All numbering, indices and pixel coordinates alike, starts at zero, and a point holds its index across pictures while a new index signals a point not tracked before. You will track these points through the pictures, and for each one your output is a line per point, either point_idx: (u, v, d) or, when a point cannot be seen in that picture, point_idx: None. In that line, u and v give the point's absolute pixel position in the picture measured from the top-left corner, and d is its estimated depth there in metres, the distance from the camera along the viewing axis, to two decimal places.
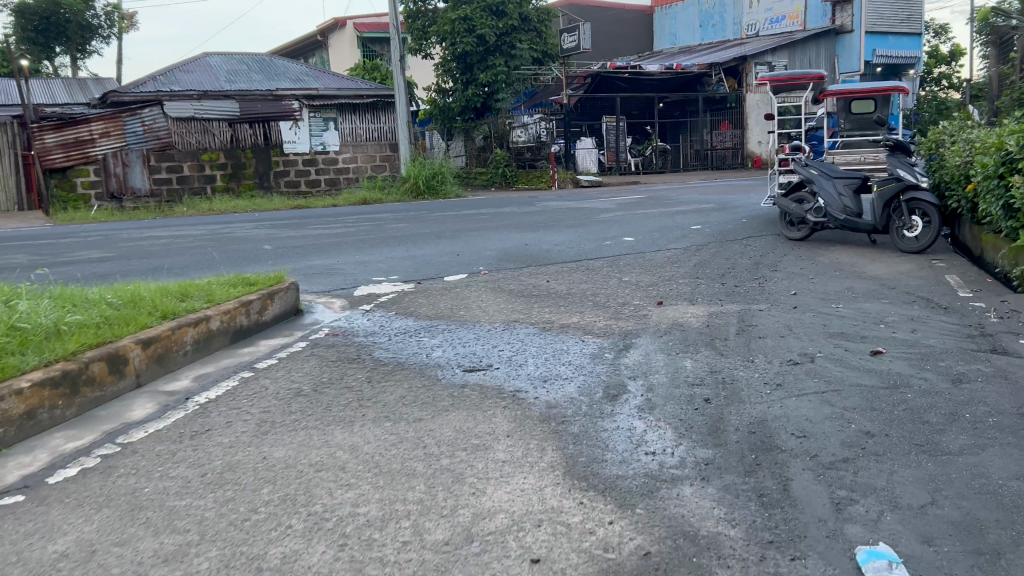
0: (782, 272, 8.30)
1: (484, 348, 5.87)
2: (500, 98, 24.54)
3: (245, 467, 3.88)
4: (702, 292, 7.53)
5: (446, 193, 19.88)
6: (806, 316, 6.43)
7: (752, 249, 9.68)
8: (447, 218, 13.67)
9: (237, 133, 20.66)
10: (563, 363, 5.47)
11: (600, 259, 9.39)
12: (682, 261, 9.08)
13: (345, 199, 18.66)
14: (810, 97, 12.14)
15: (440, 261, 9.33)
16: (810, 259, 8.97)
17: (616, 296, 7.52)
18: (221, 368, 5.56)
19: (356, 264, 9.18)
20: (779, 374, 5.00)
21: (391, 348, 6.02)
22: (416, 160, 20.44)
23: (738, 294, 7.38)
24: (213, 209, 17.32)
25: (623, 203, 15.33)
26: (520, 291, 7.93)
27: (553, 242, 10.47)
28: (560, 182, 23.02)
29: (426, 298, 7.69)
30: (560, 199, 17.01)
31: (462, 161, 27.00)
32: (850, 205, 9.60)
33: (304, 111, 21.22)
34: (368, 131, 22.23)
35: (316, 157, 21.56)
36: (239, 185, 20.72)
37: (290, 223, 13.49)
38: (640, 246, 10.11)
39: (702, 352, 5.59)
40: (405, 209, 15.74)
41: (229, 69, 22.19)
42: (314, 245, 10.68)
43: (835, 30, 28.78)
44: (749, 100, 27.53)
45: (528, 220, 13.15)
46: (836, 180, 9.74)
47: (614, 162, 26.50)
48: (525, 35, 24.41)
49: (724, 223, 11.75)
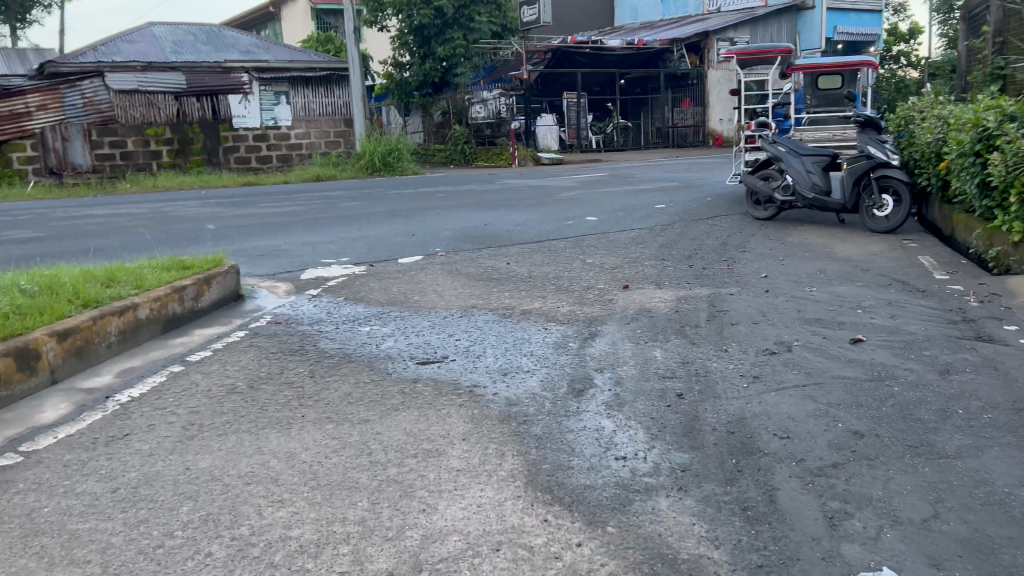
0: (750, 253, 7.99)
1: (439, 338, 5.44)
2: (459, 72, 23.95)
3: (164, 480, 3.41)
4: (669, 274, 7.18)
5: (403, 170, 19.29)
6: (779, 301, 6.11)
7: (719, 229, 9.37)
8: (403, 196, 13.17)
9: (184, 107, 19.79)
10: (524, 354, 5.06)
11: (563, 239, 9.00)
12: (648, 242, 8.72)
13: (297, 175, 17.99)
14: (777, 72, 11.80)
15: (395, 242, 8.86)
16: (779, 240, 8.67)
17: (580, 279, 7.13)
18: (149, 362, 5.04)
19: (306, 244, 8.67)
20: (756, 366, 4.65)
21: (338, 338, 5.55)
22: (372, 136, 19.83)
23: (707, 276, 7.04)
24: (158, 186, 16.59)
25: (585, 180, 14.96)
26: (479, 273, 7.50)
27: (513, 222, 10.05)
28: (521, 160, 22.54)
29: (379, 282, 7.23)
30: (521, 177, 16.58)
31: (420, 137, 26.38)
32: (819, 182, 9.32)
33: (254, 84, 20.40)
34: (322, 106, 21.45)
35: (267, 132, 20.78)
36: (186, 160, 19.88)
37: (238, 201, 12.89)
38: (604, 226, 9.73)
39: (673, 341, 5.22)
40: (360, 186, 15.17)
41: (175, 39, 21.24)
42: (262, 225, 10.13)
43: (796, 7, 28.62)
44: (711, 77, 27.58)
45: (488, 198, 12.70)
46: (805, 158, 9.45)
47: (575, 140, 26.14)
48: (483, 8, 23.76)
49: (689, 202, 11.43)
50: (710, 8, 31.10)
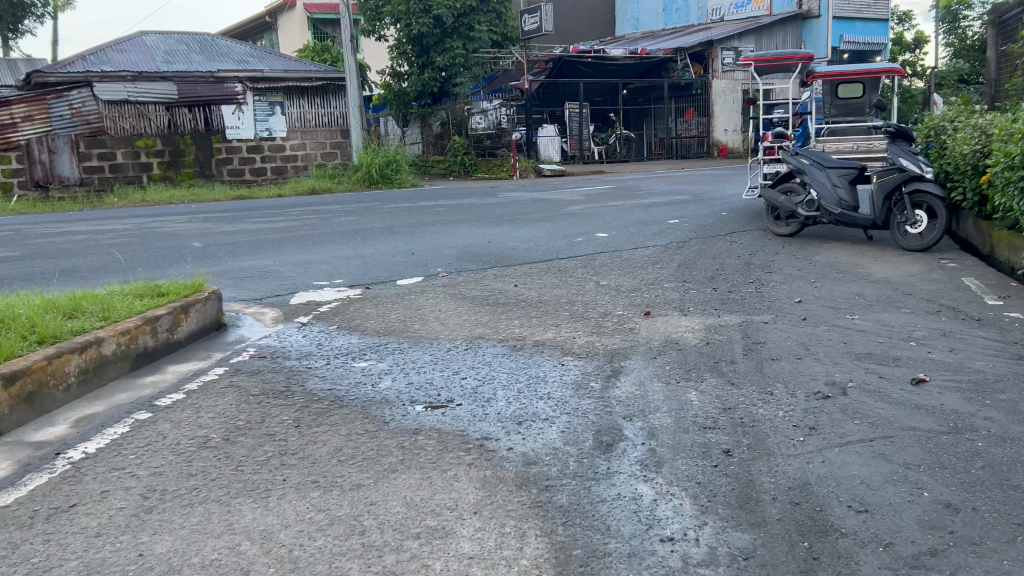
0: (778, 274, 7.39)
1: (443, 377, 4.81)
2: (458, 82, 23.49)
3: (112, 572, 2.78)
4: (693, 299, 6.58)
5: (402, 182, 18.66)
6: (821, 332, 5.50)
7: (740, 247, 8.78)
8: (401, 211, 12.58)
9: (175, 118, 19.21)
10: (540, 397, 4.43)
11: (573, 258, 8.40)
12: (666, 261, 8.12)
13: (291, 188, 17.40)
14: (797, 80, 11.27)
15: (393, 261, 8.26)
16: (807, 259, 8.07)
17: (596, 304, 6.53)
18: (112, 408, 4.41)
19: (298, 264, 8.08)
20: (809, 414, 4.04)
21: (329, 377, 4.90)
22: (369, 147, 19.23)
23: (734, 302, 6.43)
24: (146, 199, 15.98)
25: (591, 193, 14.39)
26: (485, 297, 6.89)
27: (519, 239, 9.45)
28: (522, 171, 21.90)
29: (375, 307, 6.62)
30: (523, 190, 16.00)
31: (419, 148, 25.81)
32: (846, 197, 8.78)
33: (248, 94, 19.82)
34: (317, 116, 20.87)
35: (261, 144, 20.19)
36: (178, 173, 19.30)
37: (228, 216, 12.32)
38: (617, 243, 9.13)
39: (708, 381, 4.61)
40: (358, 200, 14.56)
41: (166, 48, 20.66)
42: (253, 242, 9.53)
43: (801, 15, 28.18)
44: (716, 87, 27.40)
45: (490, 212, 12.11)
46: (830, 171, 8.91)
47: (578, 151, 25.39)
48: (484, 16, 23.32)
49: (704, 216, 10.85)
50: (713, 17, 30.64)
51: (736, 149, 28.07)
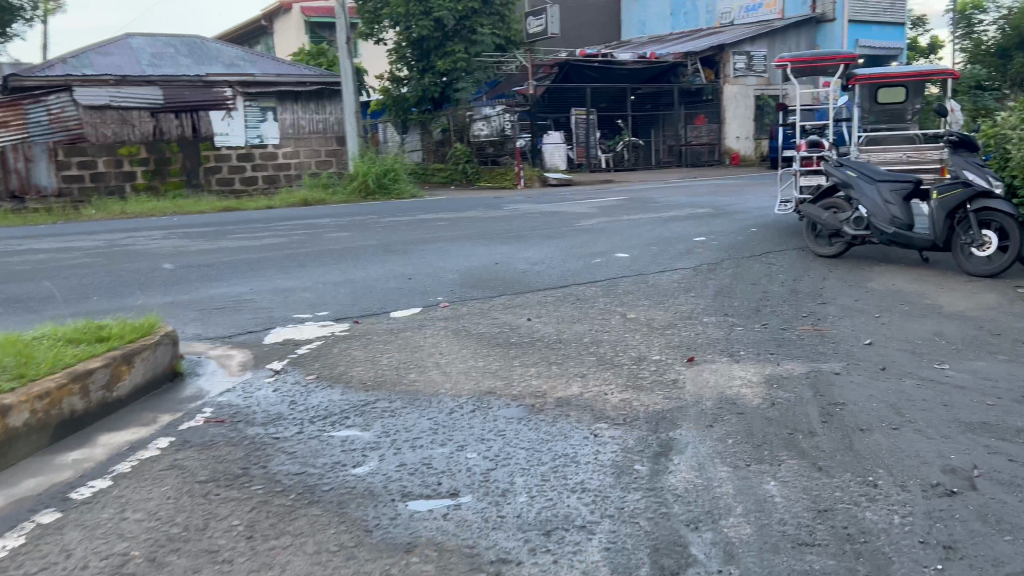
0: (832, 307, 6.37)
1: (444, 455, 3.76)
2: (460, 87, 22.57)
3: None
4: (741, 339, 5.55)
5: (400, 192, 17.67)
6: (910, 388, 4.48)
7: (780, 270, 7.76)
8: (399, 225, 11.59)
9: (161, 124, 18.21)
10: (573, 492, 3.37)
11: (592, 284, 7.39)
12: (699, 288, 7.10)
13: (282, 199, 16.41)
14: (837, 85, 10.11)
15: (387, 288, 7.23)
16: (860, 286, 7.05)
17: (625, 344, 5.50)
18: (12, 503, 3.38)
19: (279, 292, 7.07)
20: (938, 525, 3.01)
21: (298, 454, 3.85)
22: (366, 156, 18.22)
23: (791, 344, 5.41)
24: (127, 211, 14.96)
25: (603, 205, 13.38)
26: (494, 335, 5.86)
27: (529, 259, 8.44)
28: (526, 180, 20.88)
29: (364, 349, 5.58)
30: (529, 200, 15.00)
31: (418, 156, 24.80)
32: (899, 214, 7.75)
33: (239, 100, 18.81)
34: (312, 122, 19.84)
35: (252, 152, 19.15)
36: (163, 182, 18.29)
37: (210, 231, 11.31)
38: (639, 265, 8.12)
39: (788, 465, 3.59)
40: (353, 212, 13.61)
41: (153, 51, 19.66)
42: (232, 263, 8.54)
43: (815, 19, 27.24)
44: (728, 92, 26.39)
45: (495, 227, 11.10)
46: (881, 185, 7.91)
47: (584, 159, 24.36)
48: (486, 18, 22.34)
49: (732, 233, 9.82)
50: (723, 22, 29.76)
51: (748, 156, 27.07)
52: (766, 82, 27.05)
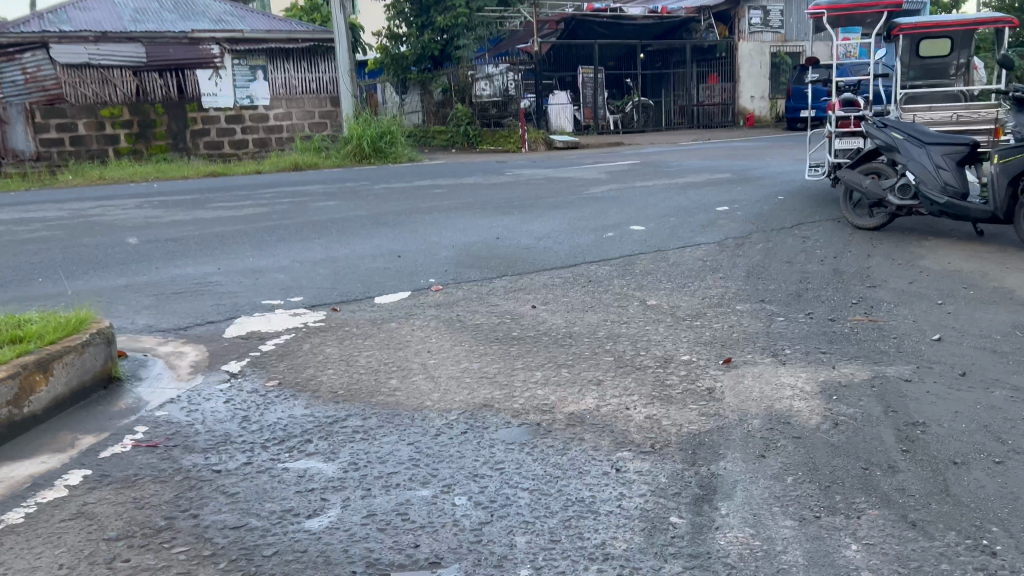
0: (884, 291, 5.51)
1: (426, 501, 2.93)
2: (461, 44, 21.52)
3: None
4: (784, 334, 4.70)
5: (397, 156, 16.69)
6: (1003, 402, 3.64)
7: (817, 245, 6.88)
8: (392, 193, 10.71)
9: (144, 84, 17.26)
10: (593, 564, 2.54)
11: (604, 262, 6.54)
12: (727, 268, 6.24)
13: (271, 162, 15.55)
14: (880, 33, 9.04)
15: (372, 268, 6.39)
16: (912, 264, 6.17)
17: (647, 340, 4.66)
18: None
19: (252, 272, 6.25)
20: None
21: (240, 497, 3.03)
22: (361, 118, 17.25)
23: (844, 339, 4.56)
24: (107, 177, 14.11)
25: (613, 170, 12.48)
26: (493, 328, 5.03)
27: (534, 233, 7.59)
28: (531, 143, 19.89)
29: (339, 345, 4.75)
30: (534, 165, 14.12)
31: (418, 118, 23.77)
32: (952, 182, 6.81)
33: (227, 58, 17.81)
34: (305, 82, 18.77)
35: (242, 113, 18.18)
36: (148, 146, 17.40)
37: (189, 200, 10.44)
38: (657, 240, 7.25)
39: (870, 518, 2.75)
40: (345, 178, 12.74)
41: (136, 7, 18.59)
42: (204, 238, 7.70)
43: None
44: (742, 50, 25.20)
45: (497, 195, 10.23)
46: (930, 148, 6.99)
47: (592, 121, 23.30)
48: None
49: (757, 202, 8.92)
50: None
51: (763, 117, 25.79)
52: (782, 38, 25.81)
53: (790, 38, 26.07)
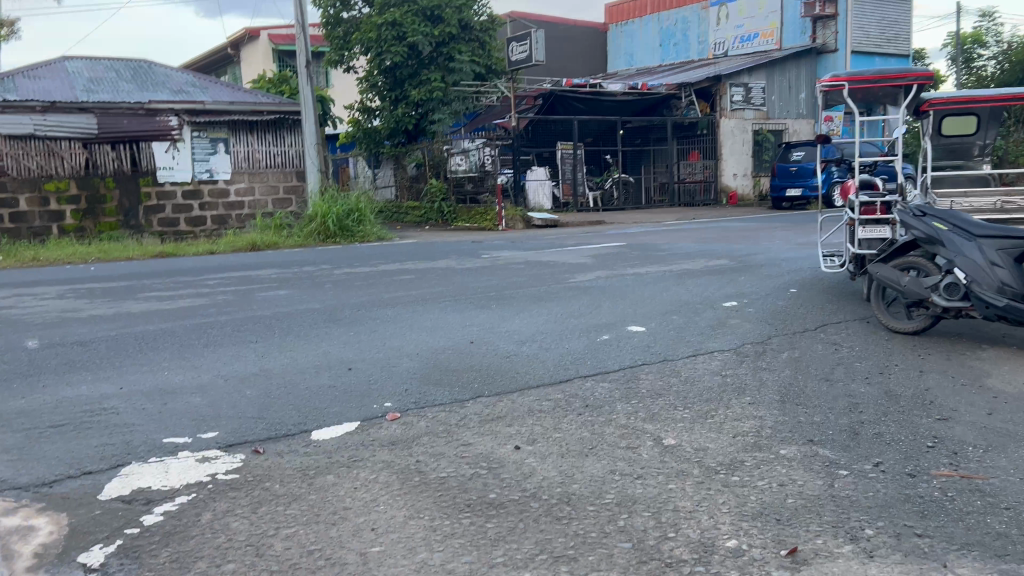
0: (961, 427, 4.33)
1: None
2: (436, 119, 20.87)
3: None
4: (856, 501, 3.48)
5: (365, 235, 15.51)
6: None
7: (854, 358, 5.74)
8: (353, 280, 9.53)
9: (94, 157, 16.13)
10: None
11: (601, 378, 5.35)
12: (754, 390, 5.07)
13: (226, 242, 14.31)
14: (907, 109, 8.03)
15: (314, 386, 5.13)
16: (979, 385, 5.03)
17: (674, 510, 3.42)
18: None
19: (162, 394, 5.00)
20: None
21: None
22: (327, 194, 16.19)
23: (942, 513, 3.35)
24: (39, 258, 12.74)
25: (599, 253, 11.43)
26: (462, 484, 3.76)
27: (515, 335, 6.39)
28: (508, 221, 18.84)
29: (253, 517, 3.47)
30: (513, 246, 13.07)
31: (390, 193, 22.82)
32: (1011, 281, 5.73)
33: (185, 130, 16.79)
34: (269, 156, 17.81)
35: (200, 188, 17.10)
36: (96, 224, 16.19)
37: (119, 289, 9.18)
38: (662, 346, 6.10)
39: None
40: (303, 261, 11.54)
41: (91, 76, 17.65)
42: (119, 340, 6.44)
43: (815, 50, 25.90)
44: (724, 127, 24.62)
45: (472, 284, 9.08)
46: (983, 241, 5.94)
47: (570, 198, 22.18)
48: (465, 45, 20.74)
49: (767, 298, 7.85)
50: (715, 52, 28.57)
51: (746, 195, 25.28)
52: (764, 116, 25.38)
53: (772, 116, 25.64)
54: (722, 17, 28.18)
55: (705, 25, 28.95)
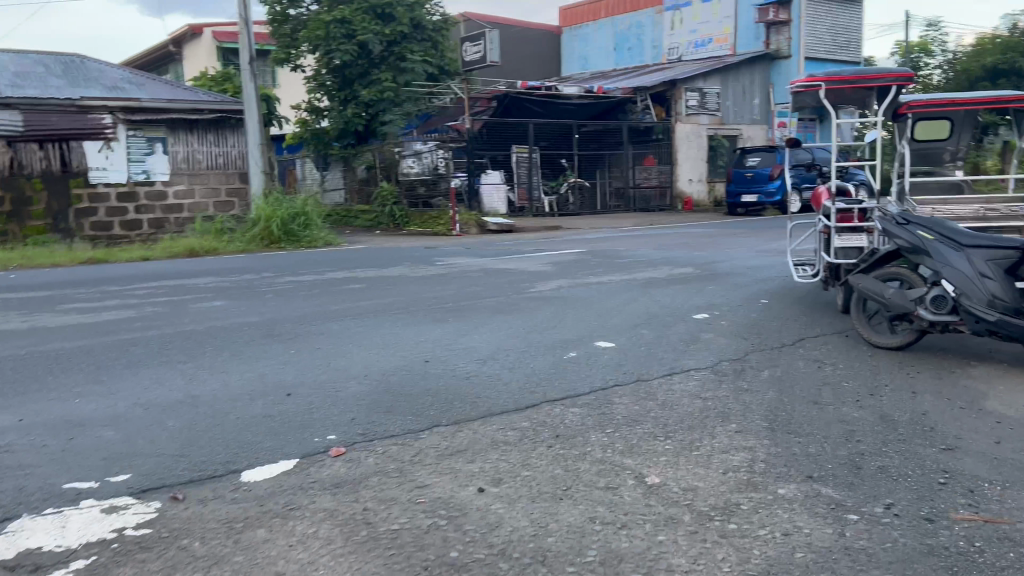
0: (971, 459, 3.92)
1: None
2: (386, 120, 20.24)
3: None
4: (876, 556, 3.02)
5: (312, 240, 14.79)
6: None
7: (840, 377, 5.33)
8: (297, 290, 8.89)
9: (20, 156, 15.13)
10: None
11: (571, 402, 4.83)
12: (739, 415, 4.61)
13: (163, 248, 13.51)
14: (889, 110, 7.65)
15: (248, 418, 4.52)
16: (978, 408, 4.65)
17: (668, 572, 2.92)
18: None
19: (69, 427, 4.34)
20: None
21: None
22: (271, 196, 15.48)
23: (975, 571, 2.91)
24: None
25: (558, 261, 10.97)
26: (417, 540, 3.20)
27: (474, 352, 5.85)
28: (463, 226, 18.31)
29: None
30: (468, 252, 12.55)
31: (339, 196, 22.11)
32: (1001, 294, 5.39)
33: (120, 128, 15.90)
34: (211, 157, 17.03)
35: (137, 190, 16.21)
36: (22, 228, 15.24)
37: (38, 299, 8.40)
38: (634, 364, 5.62)
39: None
40: (242, 269, 10.84)
41: (18, 71, 16.63)
42: (29, 360, 5.74)
43: (769, 55, 25.90)
44: (680, 132, 24.56)
45: (426, 294, 8.52)
46: (971, 251, 5.57)
47: (526, 203, 21.84)
48: (417, 45, 20.09)
49: (738, 309, 7.44)
50: (670, 57, 28.40)
51: (701, 200, 25.28)
52: (719, 121, 25.28)
53: (727, 121, 25.57)
54: (676, 21, 28.01)
55: (659, 28, 28.76)
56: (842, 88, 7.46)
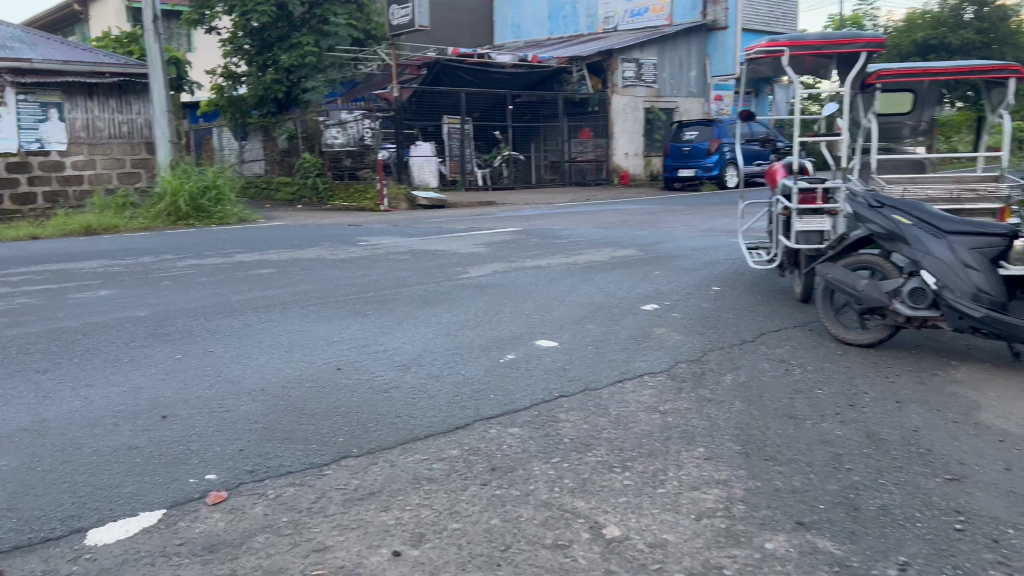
0: (984, 493, 3.30)
1: None
2: (309, 87, 19.02)
3: None
4: None
5: (223, 216, 13.62)
6: None
7: (813, 382, 4.71)
8: (200, 275, 7.90)
9: None
10: None
11: (510, 421, 4.07)
12: (707, 435, 3.92)
13: (55, 224, 12.24)
14: (859, 82, 7.05)
15: (106, 453, 3.61)
16: (974, 422, 4.06)
17: None
18: None
19: None
20: None
21: None
22: (179, 168, 14.27)
23: None
24: None
25: (492, 240, 10.20)
26: None
27: (395, 356, 5.04)
28: (391, 200, 17.33)
29: None
30: (395, 230, 11.69)
31: (259, 167, 20.84)
32: (986, 287, 4.81)
33: (8, 92, 14.46)
34: (113, 124, 15.66)
35: (29, 160, 14.69)
36: None
37: None
38: (581, 368, 4.89)
39: None
40: (142, 249, 9.78)
41: None
42: None
43: (706, 27, 25.39)
44: (616, 104, 23.86)
45: (345, 279, 7.65)
46: (953, 238, 4.97)
47: (458, 175, 20.97)
48: (341, 6, 18.86)
49: (690, 298, 6.79)
50: (605, 26, 27.51)
51: (637, 175, 24.68)
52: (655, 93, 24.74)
53: (663, 94, 25.04)
54: None
55: None
56: (804, 54, 6.85)
